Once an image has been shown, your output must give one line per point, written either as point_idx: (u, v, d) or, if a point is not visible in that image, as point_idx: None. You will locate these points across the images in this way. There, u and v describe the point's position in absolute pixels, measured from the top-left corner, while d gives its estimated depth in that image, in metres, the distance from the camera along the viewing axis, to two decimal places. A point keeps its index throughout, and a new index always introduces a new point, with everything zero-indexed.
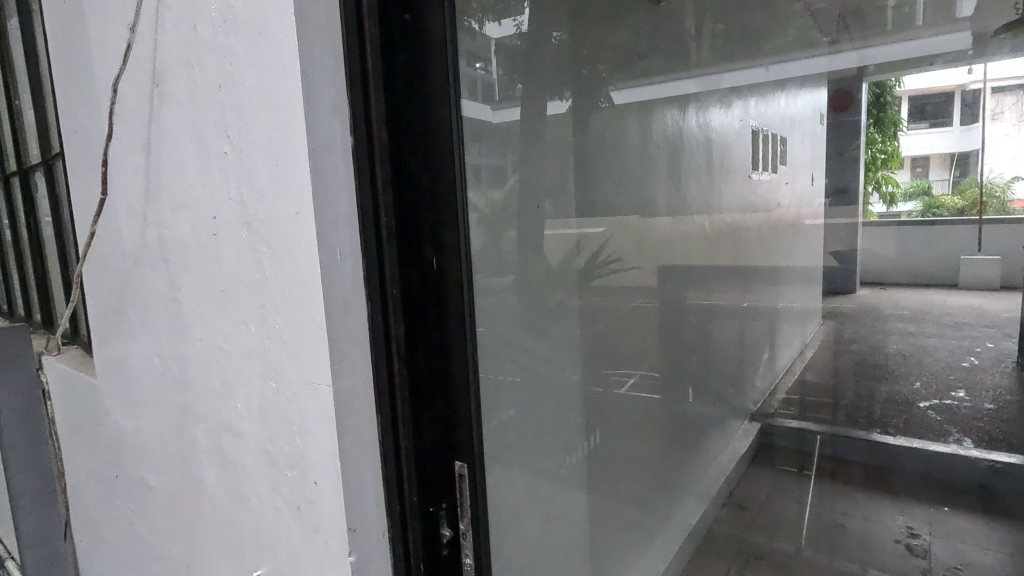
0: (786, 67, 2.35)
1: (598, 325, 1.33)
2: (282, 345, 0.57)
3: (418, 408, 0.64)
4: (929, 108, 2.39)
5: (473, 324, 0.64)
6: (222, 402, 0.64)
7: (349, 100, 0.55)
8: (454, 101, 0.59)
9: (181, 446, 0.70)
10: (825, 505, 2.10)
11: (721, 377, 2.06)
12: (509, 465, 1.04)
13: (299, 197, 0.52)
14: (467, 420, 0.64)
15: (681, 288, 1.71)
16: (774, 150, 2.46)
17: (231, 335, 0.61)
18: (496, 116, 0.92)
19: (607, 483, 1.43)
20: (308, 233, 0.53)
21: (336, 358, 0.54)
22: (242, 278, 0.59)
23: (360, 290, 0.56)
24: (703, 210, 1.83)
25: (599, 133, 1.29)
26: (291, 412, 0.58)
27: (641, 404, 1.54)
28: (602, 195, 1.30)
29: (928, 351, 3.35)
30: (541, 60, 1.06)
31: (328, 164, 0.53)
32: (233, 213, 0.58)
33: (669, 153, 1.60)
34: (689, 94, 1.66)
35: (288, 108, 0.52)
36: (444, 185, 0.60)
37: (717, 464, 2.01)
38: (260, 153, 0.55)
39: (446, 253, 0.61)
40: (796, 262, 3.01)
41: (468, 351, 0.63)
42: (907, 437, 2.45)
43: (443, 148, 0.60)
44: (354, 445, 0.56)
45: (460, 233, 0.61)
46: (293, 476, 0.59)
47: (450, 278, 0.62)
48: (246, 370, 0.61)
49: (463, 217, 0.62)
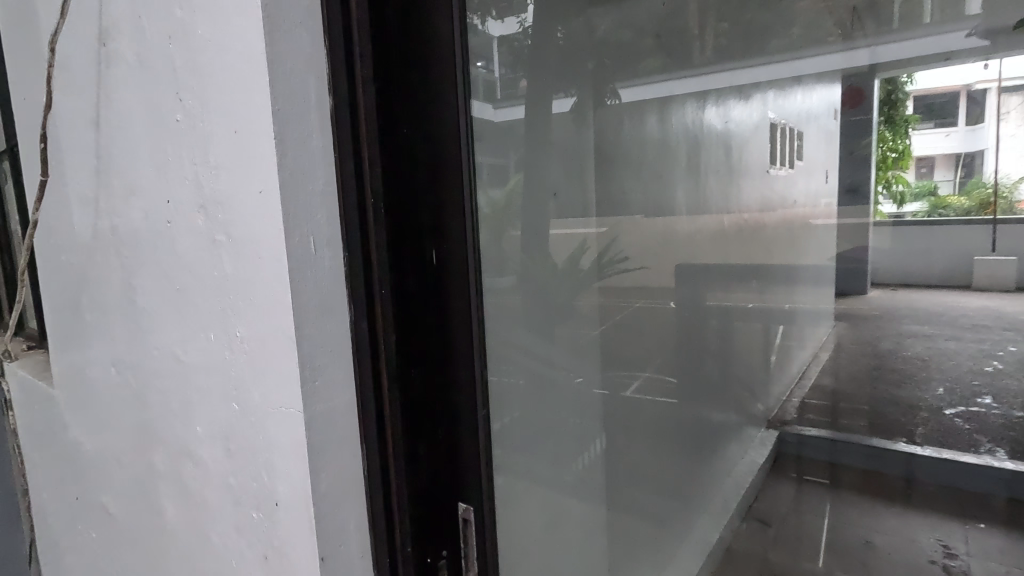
0: (801, 61, 2.27)
1: (611, 325, 1.25)
2: (245, 354, 0.49)
3: (416, 438, 0.55)
4: (942, 108, 3.20)
5: (482, 339, 0.57)
6: (181, 422, 0.56)
7: (329, 57, 0.46)
8: (463, 85, 0.52)
9: (140, 471, 0.61)
10: (847, 518, 2.01)
11: (738, 385, 1.97)
12: (513, 478, 0.95)
13: (263, 175, 0.44)
14: (476, 450, 0.57)
15: (698, 289, 1.64)
16: (790, 146, 2.38)
17: (188, 343, 0.53)
18: (498, 116, 0.81)
19: (624, 496, 1.34)
20: (273, 216, 0.45)
21: (310, 368, 0.46)
22: (201, 276, 0.51)
23: (344, 297, 0.48)
24: (723, 207, 1.76)
25: (616, 126, 1.21)
26: (255, 434, 0.50)
27: (646, 412, 1.41)
28: (618, 193, 1.23)
29: (947, 355, 3.26)
30: (547, 56, 0.98)
31: (303, 141, 0.45)
32: (189, 196, 0.50)
33: (687, 149, 1.51)
34: (709, 88, 1.59)
35: (249, 64, 0.43)
36: (451, 181, 0.53)
37: (735, 474, 1.93)
38: (217, 120, 0.47)
39: (453, 258, 0.54)
40: (810, 262, 2.92)
41: (476, 370, 0.56)
42: (936, 447, 2.36)
43: (450, 136, 0.52)
44: (331, 474, 0.48)
45: (467, 233, 0.54)
46: (260, 513, 0.51)
47: (456, 286, 0.54)
48: (207, 382, 0.52)
49: (474, 217, 0.55)
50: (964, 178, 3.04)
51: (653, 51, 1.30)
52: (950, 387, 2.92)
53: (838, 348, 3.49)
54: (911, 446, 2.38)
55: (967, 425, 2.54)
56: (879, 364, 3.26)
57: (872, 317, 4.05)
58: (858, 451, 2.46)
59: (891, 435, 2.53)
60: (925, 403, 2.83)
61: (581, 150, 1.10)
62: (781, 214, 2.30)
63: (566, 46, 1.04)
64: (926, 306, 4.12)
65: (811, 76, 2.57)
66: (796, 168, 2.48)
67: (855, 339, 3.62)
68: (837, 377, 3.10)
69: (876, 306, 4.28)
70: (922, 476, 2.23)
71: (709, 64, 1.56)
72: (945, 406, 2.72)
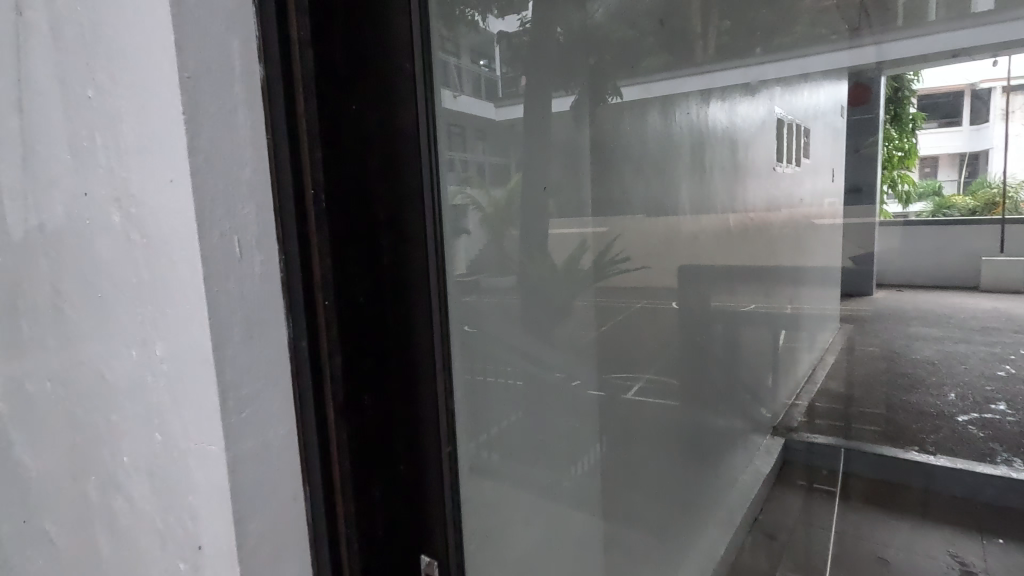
0: (808, 57, 2.21)
1: (611, 325, 1.18)
2: (161, 353, 0.46)
3: (369, 453, 0.52)
4: (942, 109, 3.15)
5: (443, 342, 0.56)
6: (107, 435, 0.53)
7: (259, 34, 0.43)
8: (422, 85, 0.52)
9: (77, 493, 0.57)
10: (856, 530, 1.95)
11: (744, 391, 1.91)
12: (501, 497, 0.89)
13: (173, 162, 0.42)
14: (442, 456, 0.56)
15: (703, 292, 1.58)
16: (797, 143, 2.32)
17: (112, 349, 0.50)
18: (500, 115, 0.85)
19: (624, 510, 1.28)
20: (184, 204, 0.42)
21: (228, 369, 0.43)
22: (121, 278, 0.48)
23: (280, 299, 0.46)
24: (728, 206, 1.70)
25: (616, 120, 1.13)
26: (176, 441, 0.47)
27: (649, 418, 1.36)
28: (619, 191, 1.16)
29: (958, 358, 3.19)
30: (545, 54, 0.93)
31: (225, 123, 0.42)
32: (104, 188, 0.47)
33: (692, 146, 1.45)
34: (716, 82, 1.53)
35: (156, 39, 0.40)
36: (409, 181, 0.52)
37: (739, 484, 1.86)
38: (128, 101, 0.44)
39: (414, 261, 0.53)
40: (816, 263, 2.86)
41: (439, 375, 0.55)
42: (949, 457, 2.28)
43: (408, 136, 0.51)
44: (260, 483, 0.46)
45: (428, 236, 0.53)
46: (179, 523, 0.49)
47: (418, 289, 0.53)
48: (131, 391, 0.49)
49: (435, 219, 0.54)
50: (966, 177, 3.07)
51: (658, 43, 1.24)
52: (963, 391, 2.84)
53: (845, 350, 3.42)
54: (921, 455, 2.31)
55: (982, 433, 2.47)
56: (889, 369, 3.18)
57: (878, 318, 3.98)
58: (867, 458, 2.39)
59: (902, 443, 2.46)
60: (939, 408, 2.71)
61: (574, 149, 1.02)
62: (787, 213, 2.25)
63: (567, 43, 0.98)
64: (935, 308, 4.05)
65: (818, 73, 2.50)
66: (802, 166, 2.42)
67: (861, 342, 3.56)
68: (844, 381, 3.03)
69: (883, 308, 4.21)
70: (932, 483, 2.15)
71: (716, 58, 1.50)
72: (958, 412, 2.64)
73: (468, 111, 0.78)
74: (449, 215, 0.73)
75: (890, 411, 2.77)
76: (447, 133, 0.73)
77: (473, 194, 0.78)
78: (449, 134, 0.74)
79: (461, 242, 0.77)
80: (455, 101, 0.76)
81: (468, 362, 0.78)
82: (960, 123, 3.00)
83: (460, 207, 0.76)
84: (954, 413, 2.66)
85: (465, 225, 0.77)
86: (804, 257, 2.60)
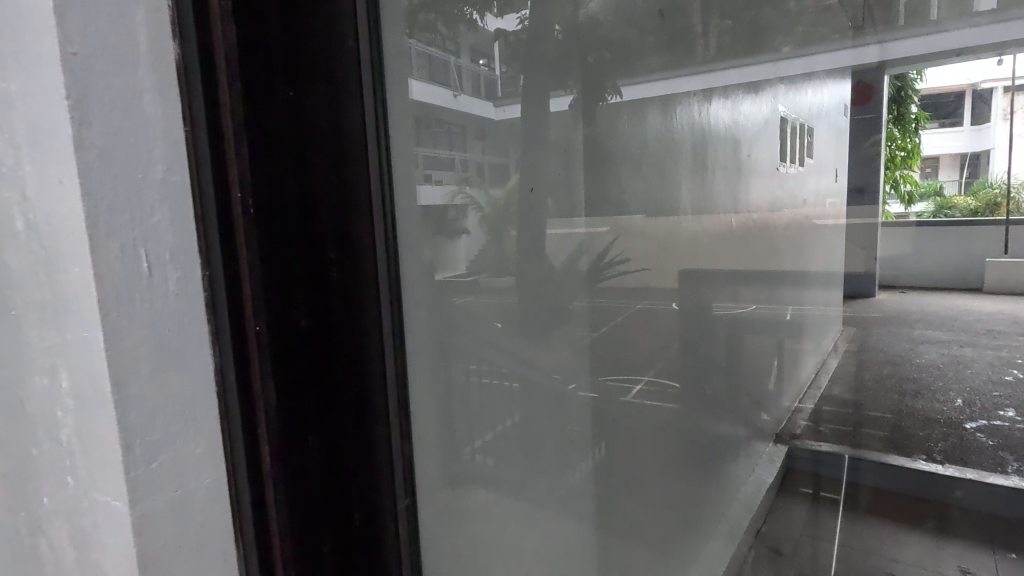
0: (813, 56, 2.17)
1: (610, 328, 1.13)
2: (67, 371, 0.41)
3: (311, 480, 0.47)
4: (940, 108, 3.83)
5: (391, 348, 0.56)
6: (27, 458, 0.49)
7: (175, 13, 0.38)
8: (367, 91, 0.51)
9: (14, 524, 0.53)
10: (861, 541, 1.90)
11: (746, 397, 1.87)
12: (487, 519, 0.85)
13: (61, 162, 0.36)
14: (392, 461, 0.56)
15: (705, 296, 1.53)
16: (800, 142, 2.28)
17: (27, 367, 0.46)
18: (500, 115, 0.81)
19: (621, 522, 1.24)
20: (74, 206, 0.36)
21: (129, 393, 0.38)
22: (29, 289, 0.43)
23: (202, 312, 0.41)
24: (731, 207, 1.66)
25: (615, 120, 1.09)
26: (84, 469, 0.42)
27: (648, 423, 1.31)
28: (618, 191, 1.11)
29: (964, 363, 3.14)
30: (543, 52, 0.89)
31: (126, 108, 0.36)
32: (7, 192, 0.42)
33: (694, 146, 1.41)
34: (719, 81, 1.48)
35: (37, 17, 0.35)
36: (354, 187, 0.50)
37: (739, 494, 1.82)
38: (17, 91, 0.39)
39: (361, 268, 0.51)
40: (819, 265, 2.82)
41: (384, 383, 0.55)
42: (958, 466, 2.23)
43: (352, 139, 0.49)
44: (175, 517, 0.41)
45: (373, 242, 0.52)
46: (88, 558, 0.44)
47: (366, 297, 0.52)
48: (44, 411, 0.45)
49: (382, 226, 0.54)
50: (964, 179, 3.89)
51: (659, 40, 1.19)
52: (970, 396, 2.79)
53: (847, 353, 3.38)
54: (928, 464, 2.26)
55: (992, 441, 2.41)
56: (893, 373, 3.14)
57: (881, 321, 3.94)
58: (874, 467, 2.31)
59: (908, 450, 2.41)
60: (945, 413, 2.67)
61: (569, 148, 0.96)
62: (790, 213, 2.20)
63: (565, 41, 0.93)
64: (938, 310, 4.01)
65: (822, 72, 2.46)
66: (805, 166, 2.38)
67: (863, 344, 3.52)
68: (848, 385, 2.99)
69: (886, 309, 4.18)
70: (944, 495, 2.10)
71: (720, 55, 1.45)
72: (965, 419, 2.59)
73: (468, 110, 0.75)
74: (440, 214, 0.70)
75: (893, 414, 2.73)
76: (444, 131, 0.70)
77: (471, 192, 0.76)
78: (445, 133, 0.71)
79: (460, 243, 0.74)
80: (456, 100, 0.73)
81: (466, 360, 0.76)
82: (959, 124, 3.71)
83: (459, 206, 0.73)
84: (961, 419, 2.61)
85: (464, 225, 0.75)
86: (807, 258, 2.56)
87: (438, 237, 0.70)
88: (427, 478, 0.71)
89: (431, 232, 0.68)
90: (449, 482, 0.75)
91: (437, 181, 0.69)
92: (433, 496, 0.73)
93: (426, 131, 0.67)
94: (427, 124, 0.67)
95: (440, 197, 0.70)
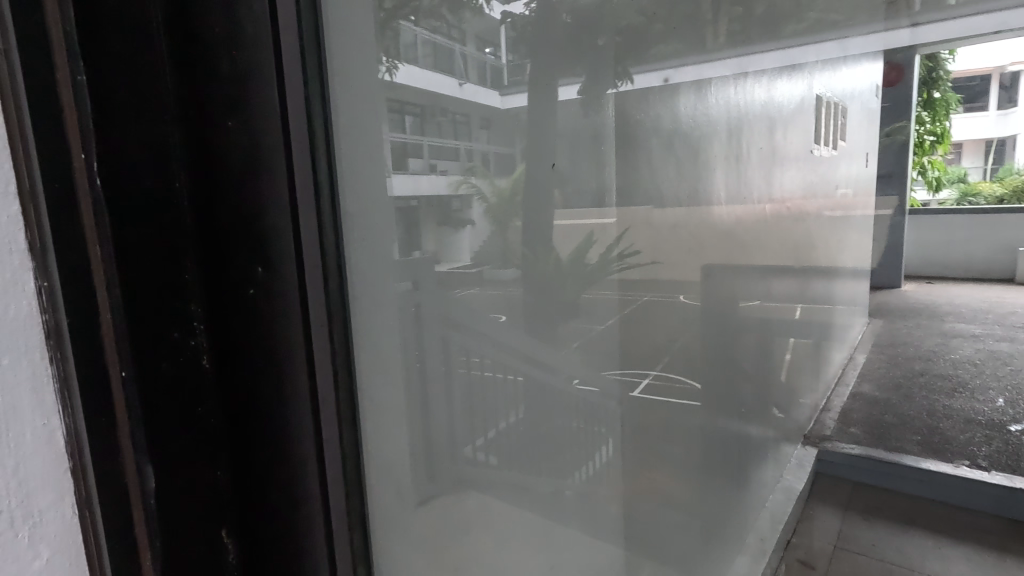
0: (848, 33, 2.02)
1: (634, 324, 1.04)
2: None
3: (199, 516, 0.41)
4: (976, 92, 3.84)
5: (331, 376, 0.48)
6: None
7: None
8: (297, 77, 0.44)
9: None
10: (900, 554, 1.80)
11: (773, 397, 1.79)
12: (498, 537, 0.79)
13: None
14: (320, 506, 0.49)
15: (734, 291, 1.44)
16: (833, 124, 2.14)
17: None
18: (505, 104, 0.72)
19: (650, 534, 1.18)
20: None
21: None
22: None
23: (39, 332, 0.33)
24: (764, 194, 1.54)
25: (643, 109, 0.99)
26: None
27: (676, 426, 1.23)
28: (642, 178, 1.01)
29: (1002, 359, 3.01)
30: (553, 34, 0.79)
31: None
32: None
33: (728, 127, 1.30)
34: (754, 57, 1.36)
35: None
36: (275, 188, 0.43)
37: (763, 501, 1.76)
38: None
39: (279, 284, 0.44)
40: (846, 258, 2.71)
41: (317, 417, 0.47)
42: (1005, 472, 2.10)
43: (263, 120, 0.42)
44: None
45: (303, 251, 0.45)
46: None
47: (288, 315, 0.45)
48: None
49: (317, 232, 0.46)
50: None
51: (683, 15, 1.08)
52: (1014, 396, 2.64)
53: (873, 349, 3.29)
54: (972, 470, 2.12)
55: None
56: (926, 369, 3.02)
57: (910, 313, 3.83)
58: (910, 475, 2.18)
59: (946, 453, 2.29)
60: (986, 414, 2.53)
61: (604, 130, 0.91)
62: (820, 201, 2.08)
63: (576, 26, 0.83)
64: (971, 303, 3.89)
65: (857, 51, 2.30)
66: (837, 150, 2.25)
67: (890, 339, 3.41)
68: (876, 382, 2.89)
69: (915, 301, 4.05)
70: (991, 506, 2.00)
71: (753, 30, 1.33)
72: (1010, 420, 2.45)
73: (474, 100, 0.67)
74: (440, 206, 0.62)
75: (924, 414, 2.62)
76: (448, 120, 0.62)
77: (476, 182, 0.67)
78: (450, 122, 0.63)
79: (465, 234, 0.66)
80: (461, 89, 0.64)
81: (465, 353, 0.67)
82: None
83: (464, 197, 0.65)
84: (1006, 422, 2.46)
85: (469, 216, 0.66)
86: (835, 249, 2.44)
87: (441, 227, 0.62)
88: (398, 495, 0.60)
89: (433, 222, 0.61)
90: (451, 483, 0.67)
91: (441, 170, 0.61)
92: (428, 510, 0.65)
93: (415, 116, 0.58)
94: (411, 110, 0.57)
95: (442, 188, 0.62)
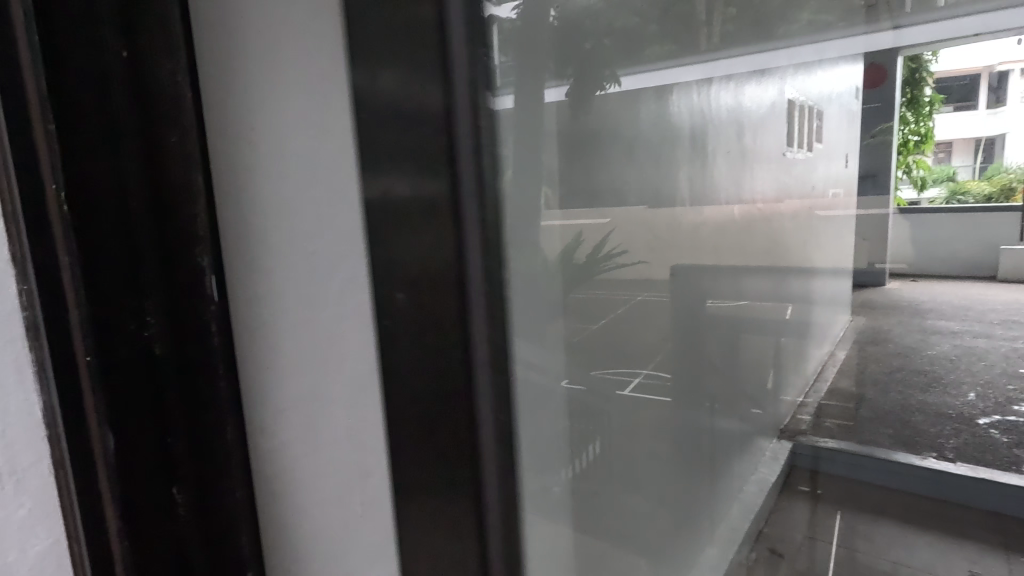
0: (825, 39, 2.07)
1: (616, 326, 1.07)
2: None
3: (139, 447, 0.58)
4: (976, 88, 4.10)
5: (489, 389, 0.52)
6: None
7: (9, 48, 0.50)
8: (461, 100, 0.46)
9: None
10: (868, 543, 1.90)
11: (747, 393, 1.84)
12: None
13: None
14: None
15: (708, 290, 1.48)
16: (809, 126, 2.19)
17: None
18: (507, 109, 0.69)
19: (630, 527, 1.22)
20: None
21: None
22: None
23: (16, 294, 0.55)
24: (736, 196, 1.59)
25: (617, 113, 1.03)
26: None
27: (653, 423, 1.28)
28: (617, 182, 1.04)
29: (977, 355, 3.12)
30: (541, 36, 0.79)
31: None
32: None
33: (691, 131, 1.33)
34: (725, 59, 1.40)
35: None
36: (419, 206, 0.49)
37: (739, 493, 1.82)
38: None
39: (406, 286, 0.52)
40: (827, 256, 2.75)
41: (470, 424, 0.52)
42: (970, 464, 2.23)
43: (411, 146, 0.48)
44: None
45: (464, 272, 0.49)
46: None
47: (436, 326, 0.51)
48: None
49: (480, 254, 0.50)
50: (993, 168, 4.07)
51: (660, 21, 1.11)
52: (986, 393, 2.74)
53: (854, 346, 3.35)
54: (940, 463, 2.25)
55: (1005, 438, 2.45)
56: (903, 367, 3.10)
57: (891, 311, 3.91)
58: (882, 467, 2.30)
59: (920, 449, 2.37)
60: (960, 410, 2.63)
61: (586, 132, 0.94)
62: (800, 200, 2.12)
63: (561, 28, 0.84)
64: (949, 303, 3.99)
65: (835, 54, 2.35)
66: (815, 151, 2.31)
67: (870, 337, 3.49)
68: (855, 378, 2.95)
69: (899, 297, 4.08)
70: (959, 496, 2.09)
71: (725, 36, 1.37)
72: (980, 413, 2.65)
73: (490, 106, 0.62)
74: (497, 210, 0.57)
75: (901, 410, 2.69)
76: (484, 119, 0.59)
77: None
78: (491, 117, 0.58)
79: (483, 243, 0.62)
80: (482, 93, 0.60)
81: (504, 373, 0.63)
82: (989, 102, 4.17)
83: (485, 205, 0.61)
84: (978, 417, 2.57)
85: None
86: (815, 248, 2.48)
87: None
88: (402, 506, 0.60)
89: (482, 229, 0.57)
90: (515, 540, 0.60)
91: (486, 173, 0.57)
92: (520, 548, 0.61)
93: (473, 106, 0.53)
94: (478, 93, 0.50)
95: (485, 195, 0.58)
